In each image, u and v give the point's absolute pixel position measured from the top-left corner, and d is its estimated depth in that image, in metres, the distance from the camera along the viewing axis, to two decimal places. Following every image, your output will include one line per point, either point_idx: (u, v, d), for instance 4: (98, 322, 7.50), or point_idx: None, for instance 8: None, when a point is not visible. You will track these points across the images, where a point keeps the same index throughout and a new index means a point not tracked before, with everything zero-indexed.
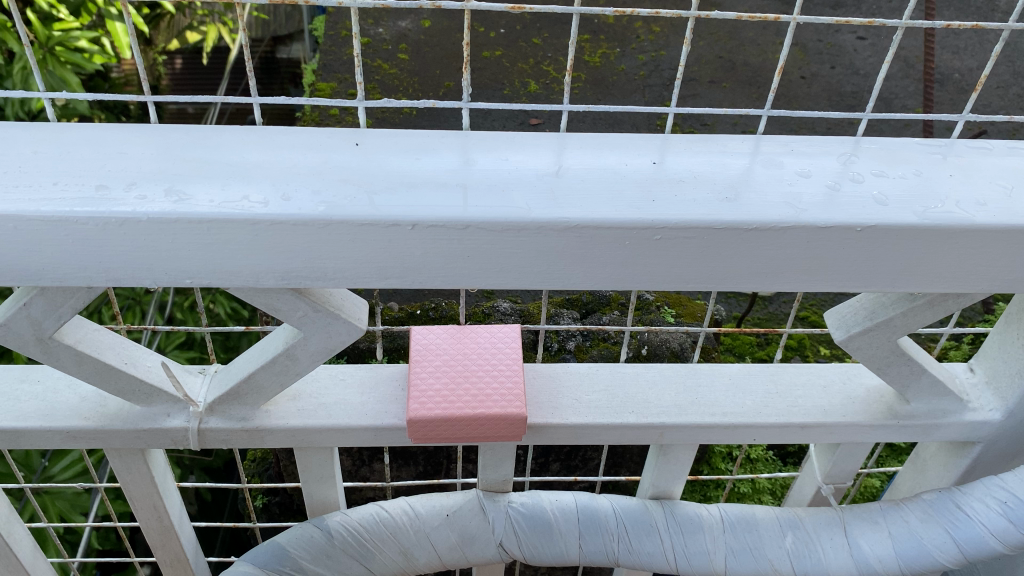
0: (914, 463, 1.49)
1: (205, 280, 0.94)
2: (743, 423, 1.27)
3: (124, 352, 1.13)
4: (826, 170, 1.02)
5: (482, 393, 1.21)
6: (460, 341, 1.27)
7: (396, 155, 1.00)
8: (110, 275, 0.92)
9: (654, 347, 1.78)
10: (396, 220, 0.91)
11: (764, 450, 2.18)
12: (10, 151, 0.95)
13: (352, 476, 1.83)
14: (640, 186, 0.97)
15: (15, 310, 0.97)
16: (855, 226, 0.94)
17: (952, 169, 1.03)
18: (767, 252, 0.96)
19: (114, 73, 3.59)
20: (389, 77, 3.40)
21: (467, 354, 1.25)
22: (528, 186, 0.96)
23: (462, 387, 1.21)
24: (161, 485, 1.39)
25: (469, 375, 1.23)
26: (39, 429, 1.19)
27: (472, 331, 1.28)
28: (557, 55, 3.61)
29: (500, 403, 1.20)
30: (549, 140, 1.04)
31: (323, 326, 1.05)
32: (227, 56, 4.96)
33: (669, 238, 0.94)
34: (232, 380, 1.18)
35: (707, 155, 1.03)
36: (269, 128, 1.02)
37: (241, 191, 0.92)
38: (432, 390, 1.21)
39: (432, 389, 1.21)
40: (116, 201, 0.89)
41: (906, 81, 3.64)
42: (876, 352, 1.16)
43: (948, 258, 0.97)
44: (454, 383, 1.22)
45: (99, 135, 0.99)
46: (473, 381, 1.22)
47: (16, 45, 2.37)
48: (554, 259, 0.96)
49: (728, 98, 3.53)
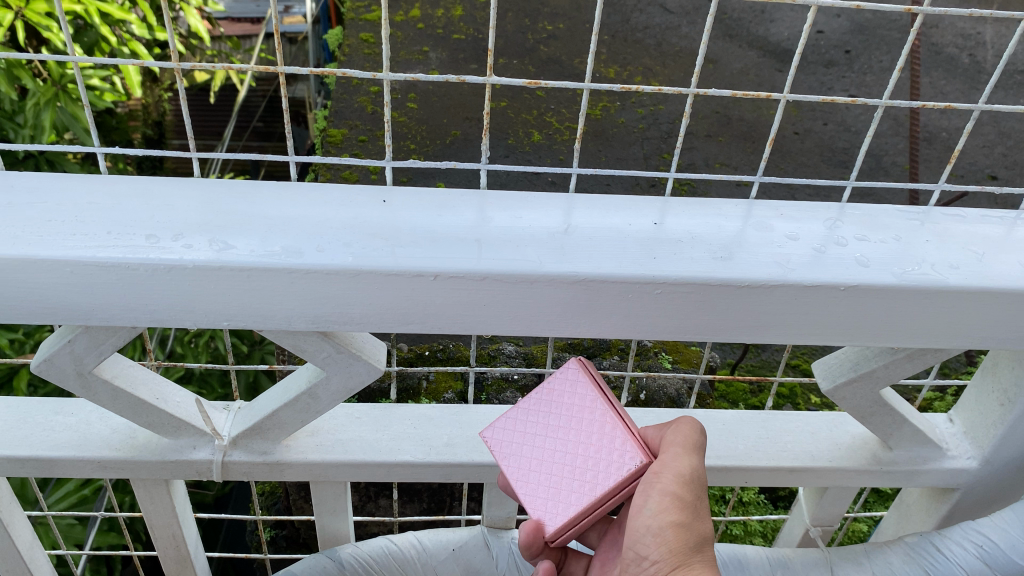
0: (899, 508, 1.54)
1: (241, 322, 1.03)
2: (737, 466, 1.32)
3: (156, 388, 1.20)
4: (813, 233, 1.10)
5: (527, 474, 1.09)
6: (542, 397, 1.13)
7: (419, 211, 1.09)
8: (157, 315, 1.01)
9: (652, 393, 1.85)
10: (419, 271, 0.99)
11: (757, 492, 1.93)
12: (67, 201, 1.03)
13: (358, 511, 1.91)
14: (642, 245, 1.06)
15: (60, 346, 1.05)
16: (839, 286, 1.02)
17: (928, 235, 1.11)
18: (757, 307, 1.05)
19: (121, 109, 3.69)
20: (399, 125, 3.51)
21: (555, 406, 1.13)
22: (539, 243, 1.05)
23: (553, 467, 1.09)
24: (180, 514, 1.45)
25: (538, 446, 1.11)
26: (72, 459, 1.26)
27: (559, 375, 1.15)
28: (560, 107, 3.74)
29: (524, 491, 1.08)
30: (559, 200, 1.13)
31: (345, 366, 1.13)
32: (234, 98, 5.11)
33: (668, 293, 1.03)
34: (256, 416, 1.25)
35: (703, 217, 1.12)
36: (302, 184, 1.11)
37: (278, 242, 1.00)
38: (607, 456, 1.07)
39: (610, 459, 1.07)
40: (164, 249, 0.97)
41: (896, 138, 3.79)
42: (860, 403, 1.23)
43: (925, 313, 1.06)
44: (549, 458, 1.10)
45: (149, 188, 1.08)
46: (533, 457, 1.10)
47: (29, 82, 2.42)
48: (564, 308, 1.04)
49: (724, 153, 3.63)
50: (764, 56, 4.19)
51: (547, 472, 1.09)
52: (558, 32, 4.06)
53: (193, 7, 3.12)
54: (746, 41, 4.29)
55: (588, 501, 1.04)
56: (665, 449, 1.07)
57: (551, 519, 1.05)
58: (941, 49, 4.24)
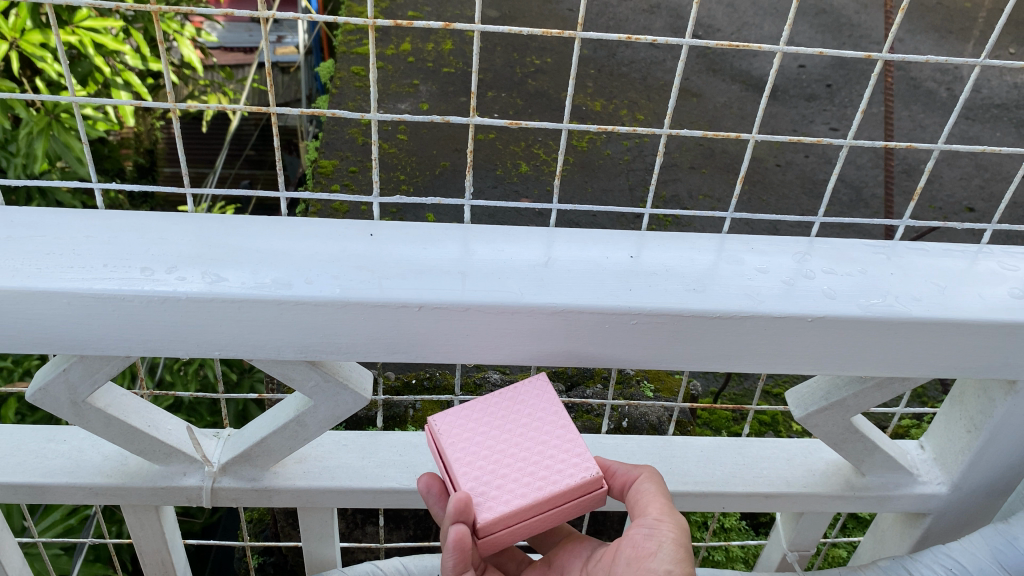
0: (873, 533, 1.58)
1: (232, 351, 1.07)
2: (714, 491, 1.36)
3: (148, 416, 1.23)
4: (783, 267, 1.15)
5: (472, 461, 1.06)
6: (505, 402, 1.13)
7: (405, 244, 1.13)
8: (150, 345, 1.05)
9: (634, 420, 1.89)
10: (404, 302, 1.03)
11: (738, 519, 1.96)
12: (64, 235, 1.07)
13: (345, 537, 1.93)
14: (619, 277, 1.10)
15: (55, 375, 1.08)
16: (807, 317, 1.07)
17: (893, 268, 1.16)
18: (728, 336, 1.09)
19: (113, 138, 3.73)
20: (389, 157, 3.58)
21: (520, 412, 1.12)
22: (520, 275, 1.09)
23: (503, 462, 1.06)
24: (169, 540, 1.47)
25: (490, 440, 1.08)
26: (64, 485, 1.29)
27: (525, 387, 1.14)
28: (547, 140, 3.81)
29: (467, 476, 1.04)
30: (540, 234, 1.18)
31: (332, 395, 1.16)
32: (226, 128, 5.17)
33: (644, 323, 1.07)
34: (245, 443, 1.28)
35: (678, 251, 1.17)
36: (292, 218, 1.15)
37: (268, 275, 1.04)
38: (561, 465, 1.06)
39: (566, 468, 1.06)
40: (159, 281, 1.01)
41: (875, 171, 3.87)
42: (833, 430, 1.27)
43: (888, 343, 1.11)
44: (499, 452, 1.07)
45: (145, 222, 1.12)
46: (483, 448, 1.07)
47: (22, 111, 2.46)
48: (542, 337, 1.08)
49: (707, 184, 3.70)
50: (747, 90, 4.29)
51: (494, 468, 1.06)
52: (545, 66, 4.15)
53: (186, 38, 3.17)
54: (729, 74, 4.38)
55: (531, 500, 1.02)
56: (650, 498, 1.12)
57: (487, 508, 1.01)
58: (919, 83, 4.34)
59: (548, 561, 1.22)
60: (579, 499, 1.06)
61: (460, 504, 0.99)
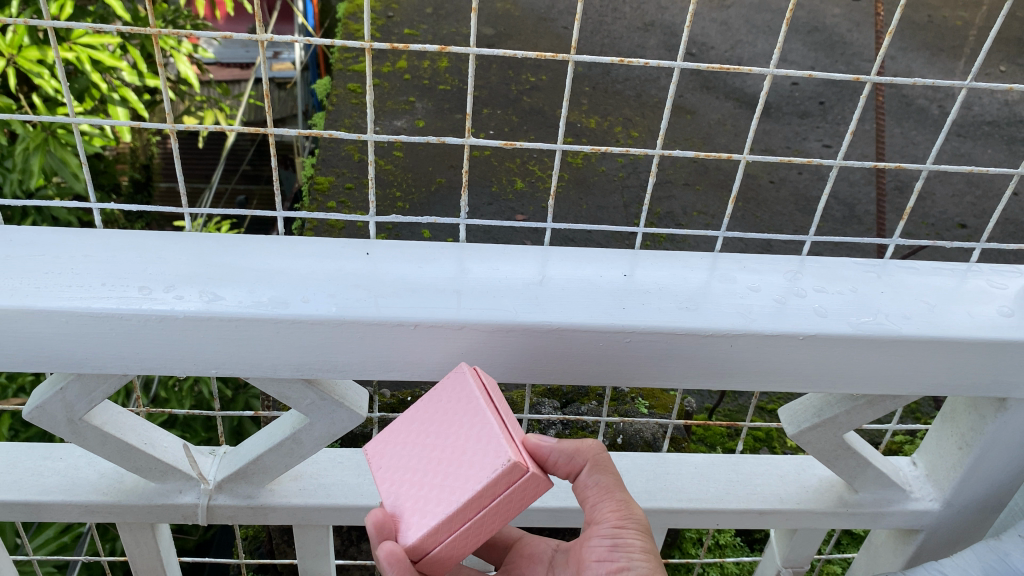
0: (868, 549, 1.58)
1: (229, 370, 1.07)
2: (709, 508, 1.37)
3: (144, 434, 1.24)
4: (774, 285, 1.16)
5: (399, 479, 0.97)
6: (426, 406, 1.01)
7: (401, 263, 1.14)
8: (147, 363, 1.05)
9: (629, 436, 1.90)
10: (399, 320, 1.04)
11: (733, 535, 1.97)
12: (63, 255, 1.08)
13: (341, 554, 1.93)
14: (612, 296, 1.11)
15: (51, 394, 1.09)
16: (799, 335, 1.08)
17: (883, 287, 1.18)
18: (721, 354, 1.10)
19: (109, 154, 3.74)
20: (385, 173, 3.60)
21: (440, 415, 1.00)
22: (515, 293, 1.10)
23: (427, 478, 0.96)
24: (164, 558, 1.47)
25: (415, 452, 0.98)
26: (60, 503, 1.29)
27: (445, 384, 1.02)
28: (542, 156, 3.84)
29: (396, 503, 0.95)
30: (535, 253, 1.19)
31: (328, 413, 1.17)
32: (223, 144, 5.20)
33: (638, 341, 1.08)
34: (240, 461, 1.28)
35: (671, 270, 1.18)
36: (289, 238, 1.16)
37: (265, 294, 1.05)
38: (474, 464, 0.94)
39: (479, 461, 0.93)
40: (156, 300, 1.02)
41: (867, 188, 3.90)
42: (826, 447, 1.27)
43: (879, 360, 1.12)
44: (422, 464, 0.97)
45: (143, 241, 1.13)
46: (410, 461, 0.98)
47: (20, 127, 2.47)
48: (537, 355, 1.09)
49: (701, 201, 3.72)
50: (741, 107, 4.33)
51: (418, 479, 0.96)
52: (540, 84, 4.18)
53: (182, 54, 3.19)
54: (723, 92, 4.42)
55: (450, 509, 0.91)
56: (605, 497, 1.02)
57: (410, 534, 0.92)
58: (911, 101, 4.38)
59: (508, 571, 1.20)
60: (509, 491, 0.92)
61: (377, 520, 0.93)
